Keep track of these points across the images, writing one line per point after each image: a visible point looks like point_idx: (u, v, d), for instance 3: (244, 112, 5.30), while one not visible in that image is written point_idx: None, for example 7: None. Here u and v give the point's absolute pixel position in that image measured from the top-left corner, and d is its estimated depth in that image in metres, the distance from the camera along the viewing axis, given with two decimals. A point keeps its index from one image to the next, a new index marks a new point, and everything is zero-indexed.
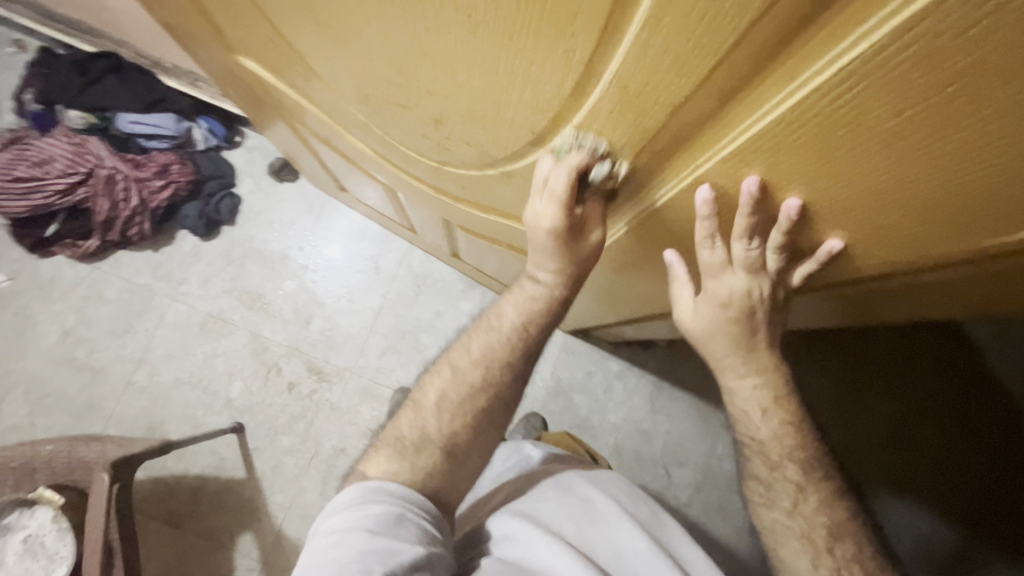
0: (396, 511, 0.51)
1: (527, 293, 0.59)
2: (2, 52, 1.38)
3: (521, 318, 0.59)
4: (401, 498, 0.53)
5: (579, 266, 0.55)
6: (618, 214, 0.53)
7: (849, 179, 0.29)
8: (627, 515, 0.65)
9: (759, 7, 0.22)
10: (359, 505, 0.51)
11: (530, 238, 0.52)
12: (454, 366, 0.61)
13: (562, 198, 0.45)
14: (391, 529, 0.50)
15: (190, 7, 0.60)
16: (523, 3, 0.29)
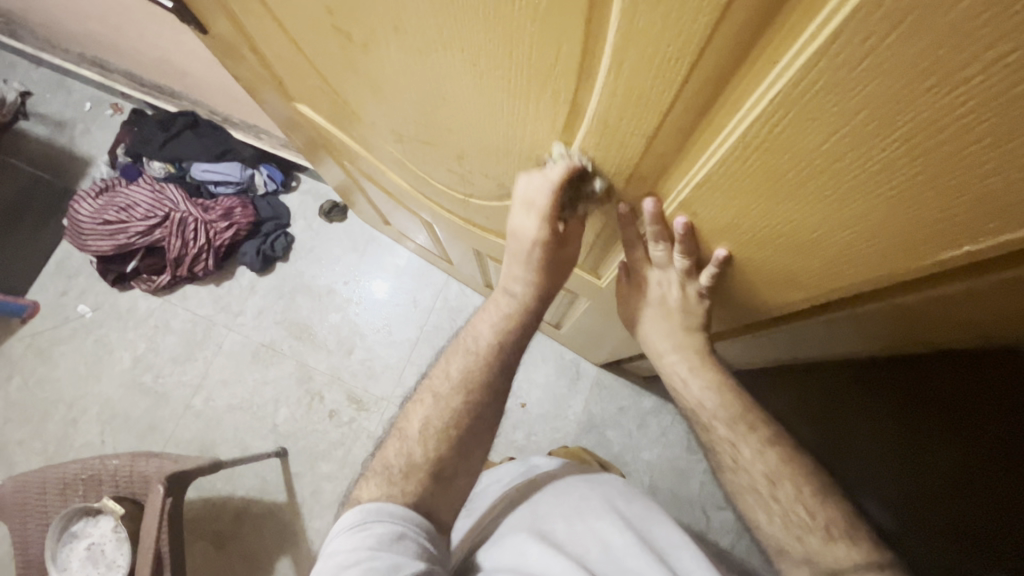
0: (399, 530, 0.54)
1: (504, 303, 0.64)
2: (103, 114, 1.60)
3: (497, 333, 0.63)
4: (404, 517, 0.55)
5: (549, 275, 0.61)
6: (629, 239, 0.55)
7: (804, 197, 0.31)
8: (646, 542, 0.65)
9: (694, 52, 0.25)
10: (361, 525, 0.54)
11: (513, 248, 0.58)
12: (438, 390, 0.63)
13: (543, 212, 0.50)
14: (395, 546, 0.52)
15: (259, 65, 0.71)
16: (512, 53, 0.34)
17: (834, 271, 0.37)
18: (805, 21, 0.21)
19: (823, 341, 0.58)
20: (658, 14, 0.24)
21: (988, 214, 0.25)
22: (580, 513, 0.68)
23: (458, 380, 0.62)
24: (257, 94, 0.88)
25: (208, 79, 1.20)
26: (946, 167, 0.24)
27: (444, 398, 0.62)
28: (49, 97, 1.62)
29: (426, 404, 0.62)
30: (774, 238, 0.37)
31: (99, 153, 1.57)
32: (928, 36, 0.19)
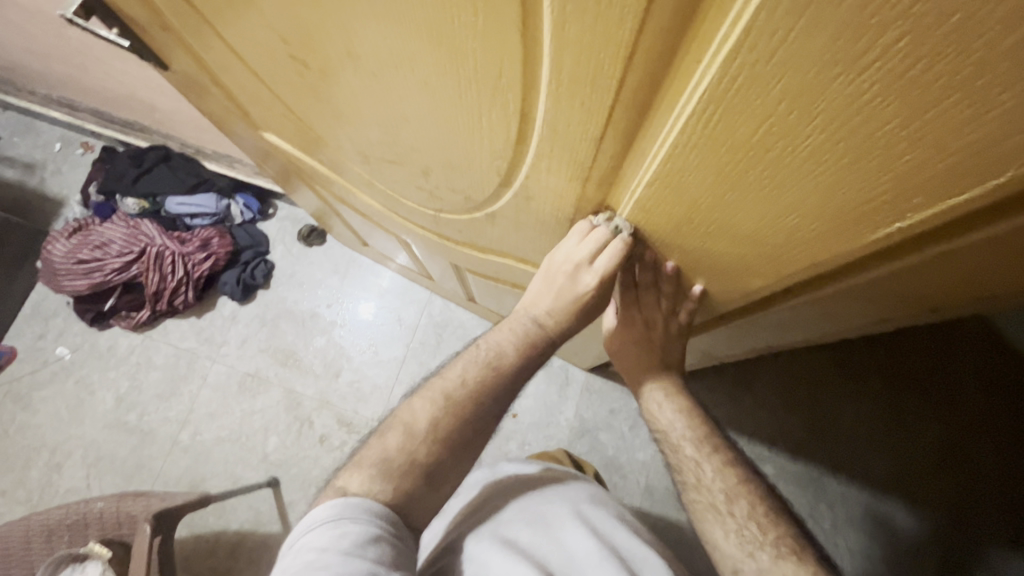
0: (375, 532, 0.52)
1: (522, 331, 0.60)
2: (73, 154, 1.59)
3: (518, 355, 0.60)
4: (381, 516, 0.53)
5: (583, 315, 0.59)
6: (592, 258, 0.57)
7: (746, 185, 0.32)
8: (613, 556, 0.64)
9: (623, 58, 0.27)
10: (337, 522, 0.52)
11: (546, 281, 0.57)
12: (446, 394, 0.59)
13: (596, 267, 0.52)
14: (371, 548, 0.50)
15: (223, 96, 0.71)
16: (460, 70, 0.35)
17: (785, 256, 0.38)
18: (717, 22, 0.23)
19: (790, 328, 0.60)
20: (586, 22, 0.25)
21: (910, 192, 0.26)
22: (543, 520, 0.69)
23: (476, 396, 0.58)
24: (225, 125, 0.89)
25: (177, 112, 1.20)
26: (866, 147, 0.25)
27: (437, 408, 0.59)
28: (18, 140, 1.61)
29: (427, 409, 0.59)
30: (726, 229, 0.39)
31: (72, 193, 1.56)
32: (828, 28, 0.20)
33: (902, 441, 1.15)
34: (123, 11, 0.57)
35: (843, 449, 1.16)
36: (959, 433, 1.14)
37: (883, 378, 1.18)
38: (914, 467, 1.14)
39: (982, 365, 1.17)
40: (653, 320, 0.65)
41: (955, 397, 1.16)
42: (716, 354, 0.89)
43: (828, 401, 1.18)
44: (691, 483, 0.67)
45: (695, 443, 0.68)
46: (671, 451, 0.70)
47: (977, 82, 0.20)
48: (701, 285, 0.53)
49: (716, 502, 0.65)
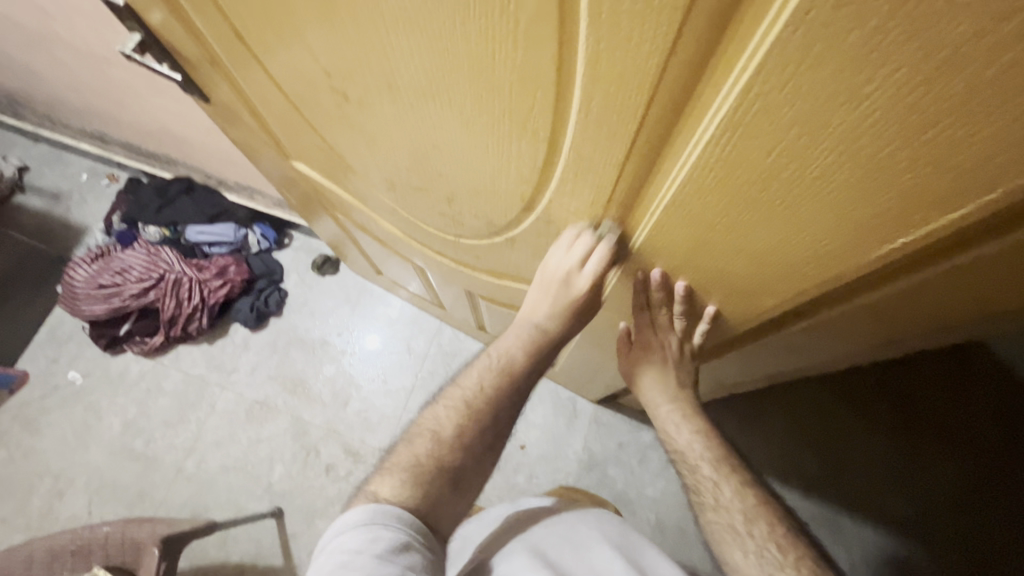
0: (406, 541, 0.52)
1: (527, 333, 0.61)
2: (99, 184, 1.65)
3: (526, 356, 0.61)
4: (409, 525, 0.53)
5: (579, 318, 0.60)
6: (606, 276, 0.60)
7: (759, 204, 0.34)
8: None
9: (649, 90, 0.30)
10: (369, 527, 0.52)
11: (540, 283, 0.58)
12: (466, 401, 0.61)
13: (594, 267, 0.52)
14: (401, 557, 0.51)
15: (258, 126, 0.76)
16: (496, 100, 0.38)
17: (796, 273, 0.40)
18: (735, 56, 0.26)
19: (800, 352, 0.62)
20: (617, 54, 0.28)
21: (915, 207, 0.28)
22: (571, 541, 0.69)
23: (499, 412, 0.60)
24: (254, 155, 0.93)
25: (204, 145, 1.26)
26: (873, 167, 0.27)
27: (460, 415, 0.60)
28: (46, 170, 1.67)
29: (450, 416, 0.61)
30: (741, 248, 0.41)
31: (94, 221, 1.61)
32: (836, 60, 0.23)
33: (912, 474, 1.14)
34: (177, 49, 0.62)
35: (856, 482, 1.14)
36: (975, 470, 1.13)
37: (890, 409, 1.18)
38: (934, 508, 1.11)
39: (988, 399, 1.17)
40: (665, 339, 0.64)
41: (967, 433, 1.16)
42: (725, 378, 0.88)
43: (841, 441, 1.17)
44: (711, 504, 0.65)
45: (713, 464, 0.66)
46: (688, 471, 0.68)
47: (967, 107, 0.22)
48: (715, 307, 0.55)
49: (735, 523, 0.62)
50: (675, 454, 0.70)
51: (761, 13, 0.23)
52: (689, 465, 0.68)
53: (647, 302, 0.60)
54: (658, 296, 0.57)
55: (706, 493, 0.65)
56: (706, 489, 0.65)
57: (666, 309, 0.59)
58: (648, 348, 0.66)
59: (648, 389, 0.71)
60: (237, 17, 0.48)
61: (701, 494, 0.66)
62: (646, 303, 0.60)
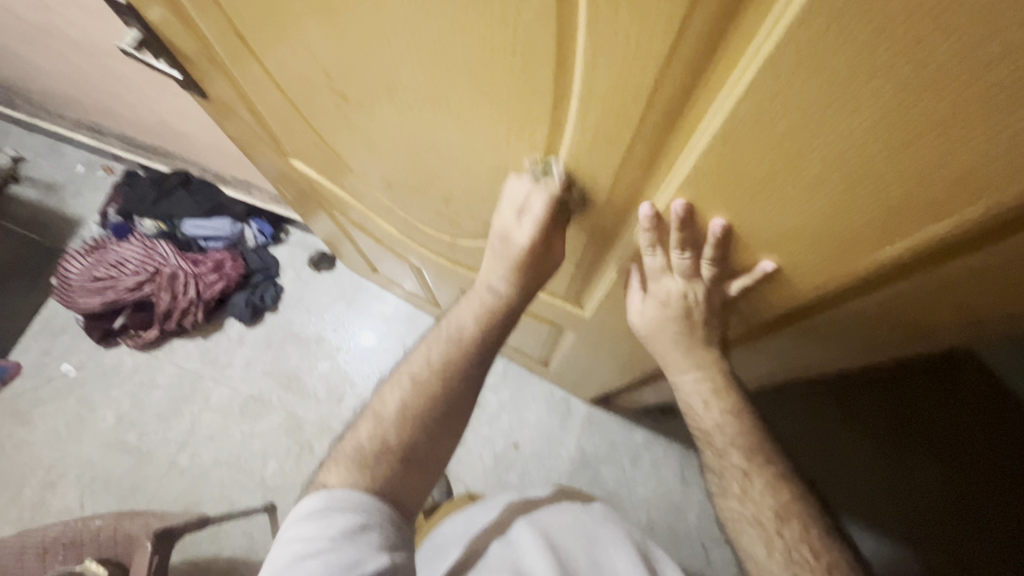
0: (363, 522, 0.51)
1: (481, 299, 0.59)
2: (95, 176, 1.64)
3: (479, 327, 0.59)
4: (367, 508, 0.52)
5: (533, 278, 0.56)
6: (601, 278, 0.61)
7: (752, 212, 0.35)
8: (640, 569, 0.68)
9: (646, 98, 0.30)
10: (324, 513, 0.51)
11: (491, 245, 0.55)
12: (412, 377, 0.58)
13: (539, 219, 0.47)
14: (358, 540, 0.50)
15: (255, 122, 0.76)
16: (495, 103, 0.39)
17: (785, 280, 0.40)
18: (728, 72, 0.27)
19: (795, 362, 0.61)
20: (613, 68, 0.29)
21: (901, 218, 0.29)
22: (576, 530, 0.72)
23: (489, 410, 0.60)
24: (251, 151, 0.93)
25: (202, 139, 1.26)
26: (862, 177, 0.28)
27: (404, 392, 0.58)
28: (41, 161, 1.67)
29: (395, 394, 0.58)
30: (731, 254, 0.41)
31: (90, 213, 1.60)
32: (825, 75, 0.24)
33: (925, 483, 1.07)
34: (176, 46, 0.63)
35: (863, 485, 1.07)
36: (965, 479, 1.07)
37: (906, 413, 1.12)
38: (919, 514, 1.05)
39: (983, 405, 1.11)
40: (689, 293, 0.50)
41: (987, 446, 1.09)
42: (755, 377, 0.71)
43: (829, 442, 1.11)
44: (736, 493, 0.59)
45: (745, 455, 0.58)
46: (714, 455, 0.60)
47: (953, 122, 0.23)
48: (770, 264, 0.40)
49: (762, 519, 0.56)
50: (700, 435, 0.62)
51: (753, 32, 0.24)
52: (715, 450, 0.60)
53: (662, 245, 0.45)
54: (678, 241, 0.42)
55: (731, 483, 0.59)
56: (730, 478, 0.59)
57: (688, 255, 0.44)
58: (669, 307, 0.52)
59: (673, 365, 0.59)
60: (237, 14, 0.48)
61: (723, 483, 0.60)
62: (661, 245, 0.45)
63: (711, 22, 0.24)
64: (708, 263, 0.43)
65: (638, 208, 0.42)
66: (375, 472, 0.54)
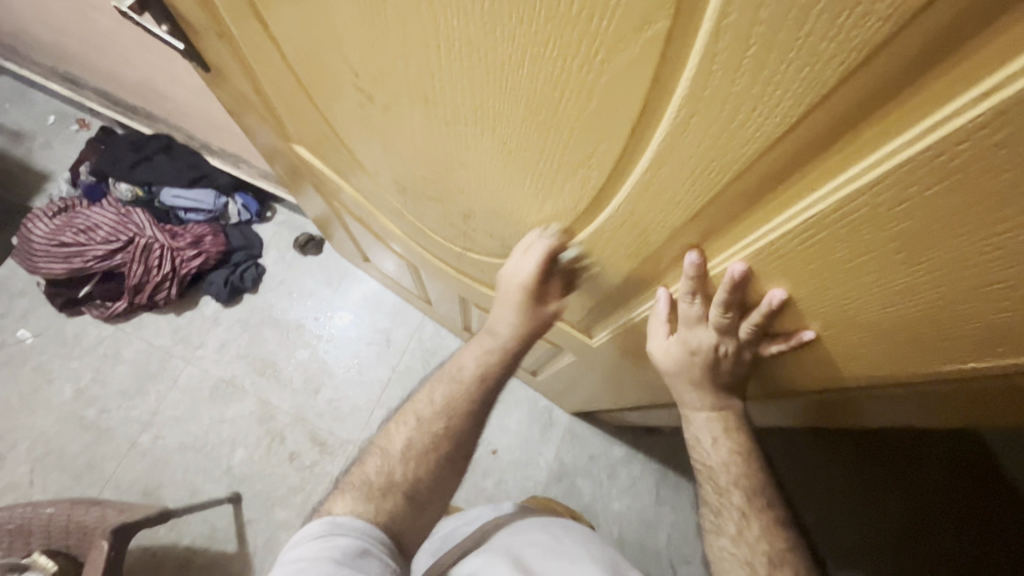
0: (365, 546, 0.48)
1: (484, 344, 0.59)
2: (66, 129, 1.53)
3: (479, 371, 0.58)
4: (368, 532, 0.49)
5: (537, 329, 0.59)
6: (617, 315, 0.57)
7: (825, 300, 0.32)
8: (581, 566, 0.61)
9: (736, 170, 0.28)
10: (329, 535, 0.48)
11: (502, 290, 0.56)
12: (418, 410, 0.55)
13: (538, 263, 0.50)
14: (358, 563, 0.46)
15: (257, 100, 0.69)
16: (548, 141, 0.35)
17: (830, 365, 0.38)
18: (847, 164, 0.24)
19: (806, 419, 0.58)
20: (710, 131, 0.26)
21: (997, 337, 0.27)
22: (557, 551, 0.64)
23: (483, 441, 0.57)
24: (246, 125, 0.87)
25: (191, 106, 1.18)
26: (971, 294, 0.25)
27: (413, 418, 0.56)
28: (9, 107, 1.54)
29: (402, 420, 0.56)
30: (775, 329, 0.38)
31: (59, 168, 1.49)
32: (970, 195, 0.21)
33: (879, 509, 1.07)
34: (179, 12, 0.56)
35: (821, 495, 1.09)
36: (921, 519, 1.06)
37: (886, 443, 1.11)
38: (874, 550, 1.05)
39: (968, 463, 1.10)
40: (722, 347, 0.42)
41: (955, 499, 1.08)
42: (767, 423, 0.68)
43: (799, 469, 1.10)
44: (729, 533, 0.49)
45: (747, 494, 0.49)
46: (713, 492, 0.51)
47: None
48: (813, 334, 0.36)
49: (754, 564, 0.47)
50: (700, 467, 0.52)
51: (897, 128, 0.21)
52: (716, 487, 0.51)
53: (702, 295, 0.39)
54: (724, 296, 0.36)
55: (725, 521, 0.50)
56: (726, 517, 0.50)
57: (729, 314, 0.38)
58: (697, 357, 0.44)
59: (684, 398, 0.49)
60: None
61: (715, 519, 0.51)
62: (701, 295, 0.39)
63: (850, 105, 0.21)
64: (750, 326, 0.38)
65: (679, 253, 0.38)
66: (370, 505, 0.51)
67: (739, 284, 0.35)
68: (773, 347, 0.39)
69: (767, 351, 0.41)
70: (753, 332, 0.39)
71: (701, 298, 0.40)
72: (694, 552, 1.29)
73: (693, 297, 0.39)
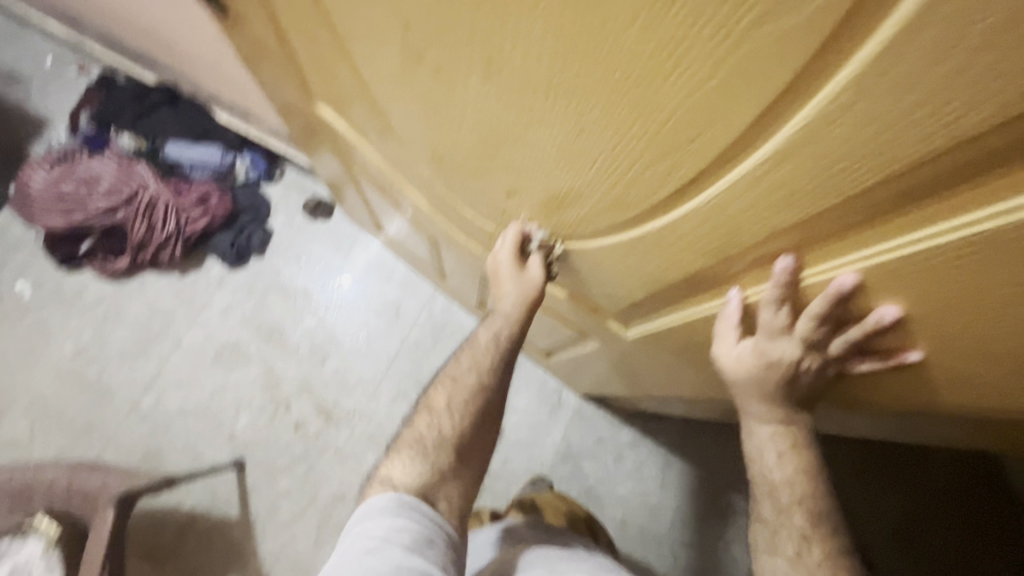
0: (431, 536, 0.50)
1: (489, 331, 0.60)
2: (65, 73, 1.44)
3: (486, 349, 0.57)
4: (433, 523, 0.51)
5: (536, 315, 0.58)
6: (665, 309, 0.54)
7: (956, 322, 0.29)
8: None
9: (891, 172, 0.24)
10: (399, 515, 0.50)
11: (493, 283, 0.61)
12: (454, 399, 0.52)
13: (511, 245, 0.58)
14: (426, 551, 0.48)
15: (279, 51, 0.63)
16: (639, 123, 0.31)
17: (927, 388, 0.36)
18: None
19: (861, 428, 0.55)
20: (874, 123, 0.23)
21: None
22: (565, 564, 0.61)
23: None
24: (260, 76, 0.80)
25: (201, 55, 1.10)
26: None
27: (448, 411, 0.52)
28: (4, 45, 1.46)
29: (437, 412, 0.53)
30: (871, 346, 0.36)
31: (57, 115, 1.41)
32: None
33: (914, 492, 1.07)
34: None
35: (858, 486, 1.07)
36: (954, 498, 1.06)
37: None
38: (913, 537, 1.05)
39: None
40: (805, 363, 0.40)
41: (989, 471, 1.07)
42: (837, 431, 0.65)
43: (836, 464, 1.07)
44: (786, 555, 0.48)
45: (810, 517, 0.48)
46: (771, 510, 0.49)
47: None
48: (918, 355, 0.33)
49: None
50: (758, 482, 0.50)
51: None
52: (774, 504, 0.49)
53: (791, 306, 0.36)
54: (821, 310, 0.34)
55: (782, 542, 0.48)
56: (784, 538, 0.48)
57: (822, 330, 0.36)
58: (773, 370, 0.41)
59: (750, 409, 0.47)
60: None
61: (771, 539, 0.49)
62: (791, 306, 0.36)
63: None
64: (844, 342, 0.36)
65: (769, 259, 0.35)
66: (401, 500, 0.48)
67: (840, 299, 0.33)
68: (864, 365, 0.37)
69: (854, 368, 0.38)
70: (843, 347, 0.36)
71: (788, 309, 0.37)
72: (696, 539, 1.29)
73: (780, 307, 0.36)
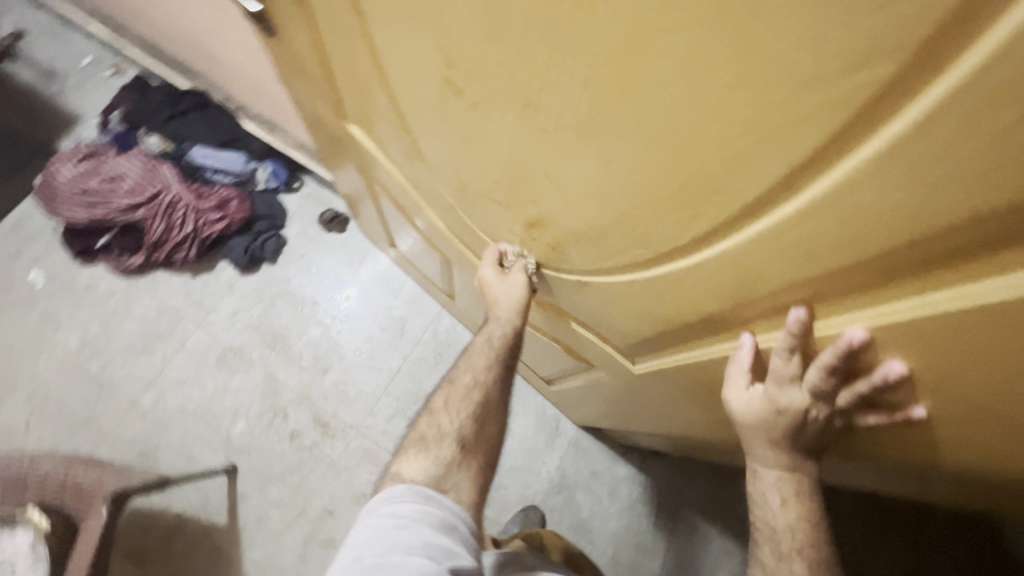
0: (452, 522, 0.51)
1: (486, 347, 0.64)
2: (100, 73, 1.49)
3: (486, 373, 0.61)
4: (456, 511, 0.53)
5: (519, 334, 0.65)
6: (673, 348, 0.55)
7: (965, 383, 0.30)
8: None
9: (910, 237, 0.26)
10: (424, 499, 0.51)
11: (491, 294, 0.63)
12: None
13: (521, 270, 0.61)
14: (450, 536, 0.50)
15: (318, 72, 0.66)
16: (670, 167, 0.32)
17: (934, 445, 0.36)
18: None
19: (863, 480, 0.56)
20: (897, 190, 0.24)
21: None
22: None
23: None
24: (294, 92, 0.83)
25: (236, 66, 1.14)
26: None
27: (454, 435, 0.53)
28: (45, 42, 1.52)
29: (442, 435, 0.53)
30: (879, 399, 0.36)
31: (88, 113, 1.45)
32: None
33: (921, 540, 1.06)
34: None
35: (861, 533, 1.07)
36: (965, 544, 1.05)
37: None
38: None
39: None
40: (813, 411, 0.41)
41: None
42: (832, 480, 0.66)
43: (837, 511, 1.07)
44: None
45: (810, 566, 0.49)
46: (770, 555, 0.50)
47: None
48: (923, 411, 0.34)
49: None
50: (759, 526, 0.51)
51: None
52: (775, 550, 0.50)
53: (802, 354, 0.38)
54: (831, 359, 0.35)
55: None
56: None
57: (831, 379, 0.37)
58: (781, 415, 0.42)
59: (757, 454, 0.48)
60: None
61: None
62: (801, 354, 0.37)
63: None
64: (854, 393, 0.37)
65: (782, 309, 0.36)
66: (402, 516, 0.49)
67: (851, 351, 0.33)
68: (871, 416, 0.38)
69: (862, 419, 0.39)
70: (853, 398, 0.37)
71: (799, 356, 0.38)
72: None
73: (790, 354, 0.37)
